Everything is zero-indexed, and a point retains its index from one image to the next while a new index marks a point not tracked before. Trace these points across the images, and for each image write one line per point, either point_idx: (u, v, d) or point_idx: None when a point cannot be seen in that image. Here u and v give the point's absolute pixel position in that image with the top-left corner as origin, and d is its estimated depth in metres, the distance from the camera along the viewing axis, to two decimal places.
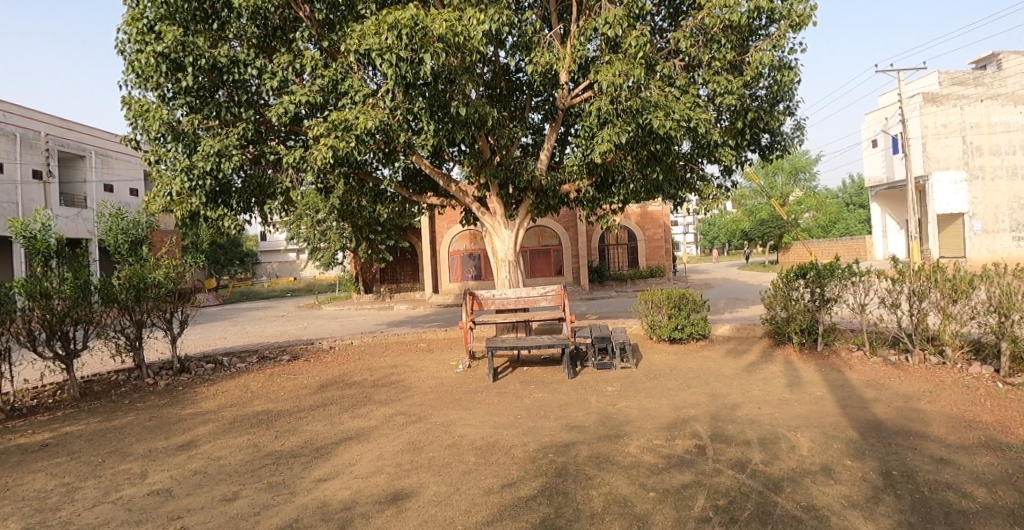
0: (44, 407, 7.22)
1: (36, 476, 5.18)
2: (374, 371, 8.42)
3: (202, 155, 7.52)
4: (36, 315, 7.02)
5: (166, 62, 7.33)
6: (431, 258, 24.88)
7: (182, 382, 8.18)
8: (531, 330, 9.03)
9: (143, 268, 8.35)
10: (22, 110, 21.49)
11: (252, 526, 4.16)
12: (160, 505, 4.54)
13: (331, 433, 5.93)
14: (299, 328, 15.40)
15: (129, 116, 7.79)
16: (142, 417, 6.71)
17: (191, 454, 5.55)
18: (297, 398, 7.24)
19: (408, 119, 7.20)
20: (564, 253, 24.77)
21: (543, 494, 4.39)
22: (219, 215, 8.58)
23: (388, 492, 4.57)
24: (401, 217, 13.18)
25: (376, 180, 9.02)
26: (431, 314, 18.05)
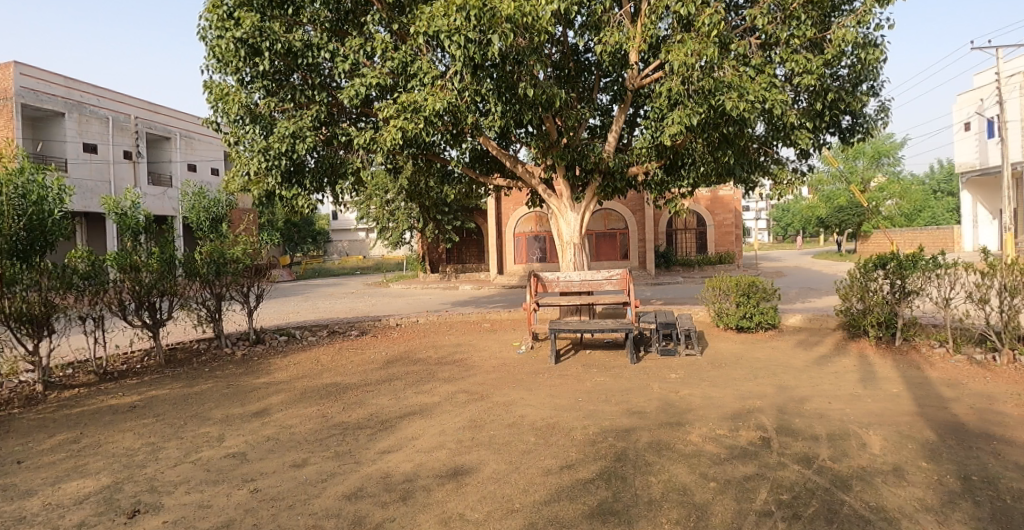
0: (133, 371, 7.77)
1: (125, 434, 5.61)
2: (438, 348, 8.62)
3: (279, 136, 7.81)
4: (126, 286, 7.52)
5: (244, 48, 7.64)
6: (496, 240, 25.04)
7: (257, 353, 8.64)
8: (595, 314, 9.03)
9: (223, 244, 8.74)
10: (113, 95, 22.81)
11: (320, 492, 4.39)
12: (235, 468, 4.85)
13: (396, 407, 6.12)
14: (368, 304, 15.89)
15: (210, 99, 8.19)
16: (220, 384, 7.11)
17: (264, 421, 5.85)
18: (364, 372, 7.51)
19: (475, 101, 7.20)
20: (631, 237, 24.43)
21: (601, 477, 4.39)
22: (293, 194, 8.86)
23: (449, 467, 4.70)
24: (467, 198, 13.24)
25: (443, 161, 9.10)
26: (495, 295, 18.23)
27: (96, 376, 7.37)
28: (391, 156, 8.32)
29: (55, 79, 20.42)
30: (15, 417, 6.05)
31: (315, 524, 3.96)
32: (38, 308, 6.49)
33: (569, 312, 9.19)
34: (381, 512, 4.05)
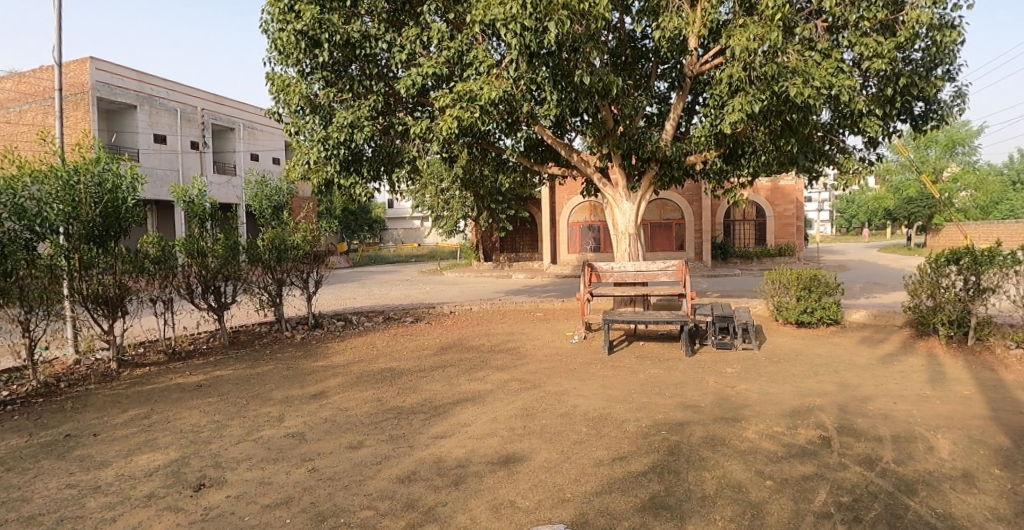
0: (200, 351, 8.15)
1: (191, 412, 5.87)
2: (491, 336, 8.69)
3: (337, 126, 7.98)
4: (194, 270, 7.85)
5: (305, 40, 7.79)
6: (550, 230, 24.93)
7: (316, 336, 8.92)
8: (650, 305, 8.93)
9: (284, 231, 9.06)
10: (183, 88, 23.77)
11: (375, 474, 4.49)
12: (295, 447, 5.02)
13: (449, 394, 6.19)
14: (423, 292, 16.13)
15: (272, 91, 8.44)
16: (280, 366, 7.36)
17: (322, 403, 6.02)
18: (418, 358, 7.64)
19: (531, 89, 7.15)
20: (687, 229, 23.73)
21: (653, 471, 4.33)
22: (351, 183, 9.08)
23: (501, 455, 4.73)
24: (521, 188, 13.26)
25: (499, 150, 9.09)
26: (548, 284, 18.20)
27: (165, 356, 7.74)
28: (447, 146, 8.39)
29: (128, 73, 21.35)
30: (92, 392, 6.42)
31: (369, 504, 4.05)
32: (113, 291, 6.81)
33: (622, 303, 9.10)
34: (434, 496, 4.12)
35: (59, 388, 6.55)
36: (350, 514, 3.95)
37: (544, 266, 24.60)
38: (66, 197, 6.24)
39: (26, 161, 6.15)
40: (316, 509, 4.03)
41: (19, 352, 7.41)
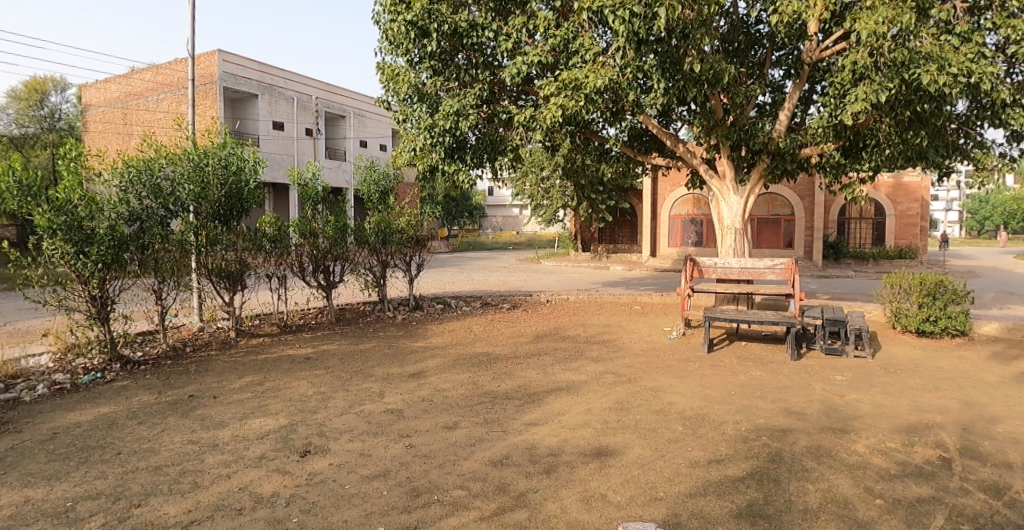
0: (308, 325, 8.63)
1: (300, 382, 6.23)
2: (587, 327, 8.65)
3: (443, 114, 8.15)
4: (306, 250, 8.35)
5: (414, 30, 8.03)
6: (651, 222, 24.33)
7: (416, 318, 9.23)
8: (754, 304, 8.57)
9: (390, 214, 9.37)
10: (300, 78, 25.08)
11: (468, 455, 4.58)
12: (393, 423, 5.21)
13: (543, 382, 6.22)
14: (520, 279, 16.29)
15: (382, 80, 8.76)
16: (382, 344, 7.67)
17: (420, 382, 6.21)
18: (514, 344, 7.73)
19: (638, 77, 7.05)
20: (798, 225, 22.43)
21: (752, 477, 4.13)
22: (455, 169, 9.12)
23: (593, 447, 4.68)
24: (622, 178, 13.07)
25: (602, 139, 8.98)
26: (648, 278, 17.79)
27: (278, 328, 8.31)
28: (551, 135, 8.38)
29: (252, 65, 22.84)
30: (213, 357, 6.98)
31: (461, 485, 4.13)
32: (234, 265, 7.46)
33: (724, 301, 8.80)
34: (525, 482, 4.14)
35: (184, 352, 7.16)
36: (442, 492, 4.04)
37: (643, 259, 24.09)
38: (196, 179, 6.70)
39: (163, 145, 6.71)
40: (410, 484, 4.16)
41: (154, 317, 8.17)
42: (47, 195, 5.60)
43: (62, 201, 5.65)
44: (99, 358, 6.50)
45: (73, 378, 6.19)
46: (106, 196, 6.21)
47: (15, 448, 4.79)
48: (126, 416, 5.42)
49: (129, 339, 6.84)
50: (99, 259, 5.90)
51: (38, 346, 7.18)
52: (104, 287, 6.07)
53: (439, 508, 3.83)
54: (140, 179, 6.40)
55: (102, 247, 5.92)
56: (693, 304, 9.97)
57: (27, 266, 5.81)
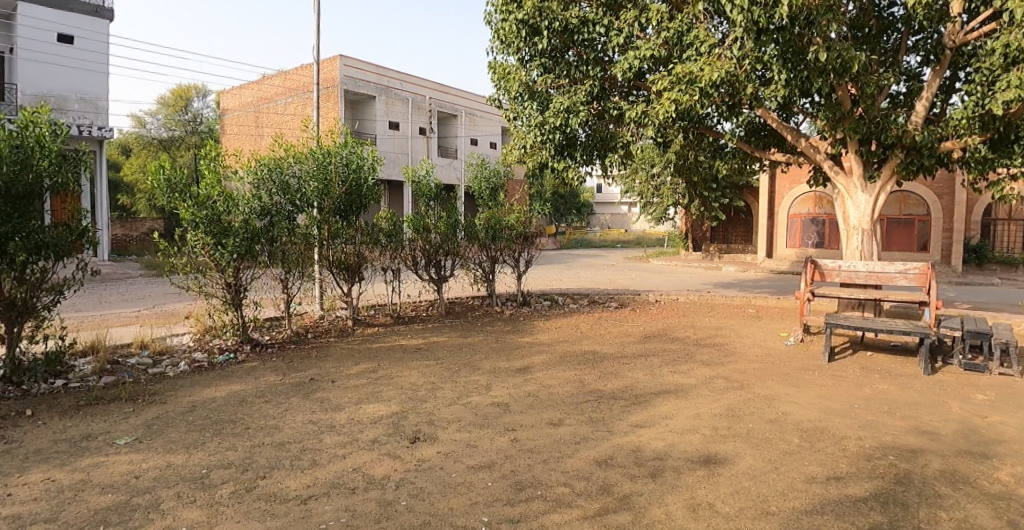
0: (419, 317, 8.97)
1: (411, 371, 6.51)
2: (697, 329, 8.44)
3: (554, 111, 8.30)
4: (420, 245, 8.71)
5: (525, 28, 8.18)
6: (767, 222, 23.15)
7: (523, 313, 9.37)
8: (881, 312, 7.97)
9: (500, 211, 9.57)
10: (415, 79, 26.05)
11: (572, 453, 4.58)
12: (500, 416, 5.32)
13: (651, 384, 6.13)
14: (625, 278, 16.10)
15: (494, 79, 9.04)
16: (490, 338, 7.85)
17: (527, 378, 6.31)
18: (621, 343, 7.68)
19: (756, 68, 6.77)
20: (933, 225, 20.72)
21: (876, 499, 3.83)
22: (564, 167, 9.17)
23: (701, 454, 4.54)
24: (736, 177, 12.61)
25: (716, 134, 8.71)
26: (760, 280, 16.97)
27: (391, 319, 8.71)
28: (663, 131, 8.17)
29: (370, 67, 23.94)
30: (332, 344, 7.44)
31: (564, 482, 4.12)
32: (352, 258, 7.88)
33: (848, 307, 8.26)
34: (630, 484, 4.07)
35: (306, 337, 7.68)
36: (546, 487, 4.05)
37: (761, 260, 23.08)
38: (320, 176, 7.20)
39: (291, 145, 7.27)
40: (515, 478, 4.20)
41: (281, 305, 8.81)
42: (192, 191, 6.16)
43: (203, 197, 6.21)
44: (233, 340, 7.09)
45: (210, 357, 6.81)
46: (241, 192, 6.70)
47: (162, 417, 5.32)
48: (255, 395, 5.87)
49: (258, 324, 7.41)
50: (234, 250, 6.39)
51: (182, 327, 7.94)
52: (238, 276, 6.57)
53: (542, 503, 3.84)
54: (270, 176, 6.90)
55: (236, 239, 6.41)
56: (814, 310, 9.39)
57: (174, 256, 6.41)
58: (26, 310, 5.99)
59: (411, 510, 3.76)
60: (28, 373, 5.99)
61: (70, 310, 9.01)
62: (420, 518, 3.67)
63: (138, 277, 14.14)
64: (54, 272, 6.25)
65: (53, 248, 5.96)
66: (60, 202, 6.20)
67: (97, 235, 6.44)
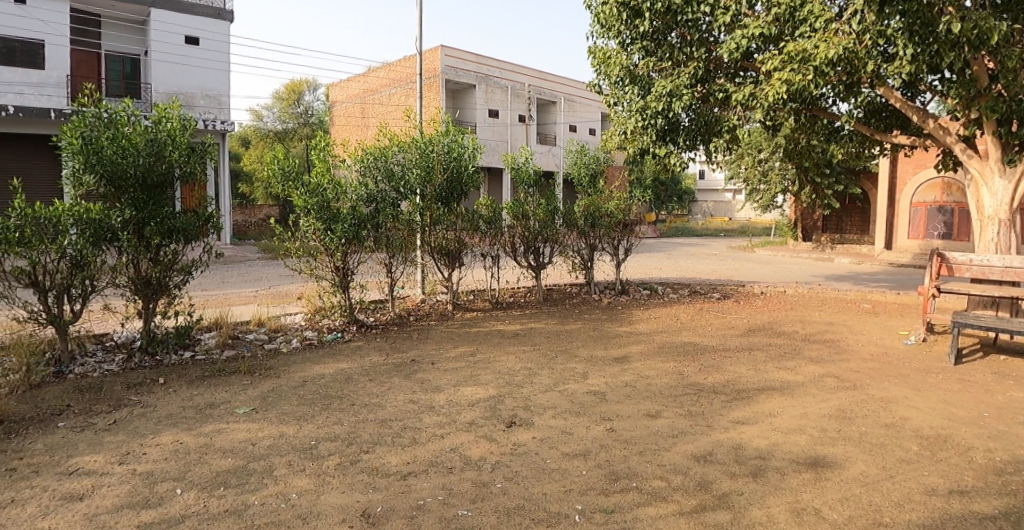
0: (517, 303, 9.08)
1: (509, 355, 6.61)
2: (806, 324, 8.01)
3: (656, 95, 8.12)
4: (519, 231, 8.79)
5: (626, 11, 8.04)
6: (887, 210, 21.51)
7: (622, 302, 9.28)
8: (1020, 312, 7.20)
9: (599, 198, 9.51)
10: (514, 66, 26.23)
11: (669, 446, 4.47)
12: (596, 404, 5.29)
13: (755, 379, 5.89)
14: (729, 268, 15.54)
15: (594, 64, 9.00)
16: (588, 326, 7.83)
17: (624, 367, 6.24)
18: (723, 336, 7.44)
19: (879, 43, 6.32)
20: None
21: (1008, 518, 3.47)
22: (667, 153, 8.89)
23: (807, 455, 4.30)
24: (852, 159, 11.80)
25: (830, 116, 8.18)
26: (878, 273, 15.80)
27: (490, 304, 8.87)
28: (773, 113, 7.77)
29: (467, 57, 24.31)
30: (433, 327, 7.68)
31: (661, 475, 4.03)
32: (453, 244, 8.09)
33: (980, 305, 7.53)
34: (729, 482, 3.92)
35: (408, 320, 7.98)
36: (642, 479, 3.98)
37: (877, 251, 21.56)
38: (422, 163, 7.44)
39: (395, 134, 7.56)
40: (610, 468, 4.16)
41: (386, 289, 9.20)
42: (304, 179, 6.53)
43: (314, 185, 6.58)
44: (340, 320, 7.48)
45: (320, 335, 7.23)
46: (349, 180, 7.01)
47: (276, 390, 5.71)
48: (360, 373, 6.17)
49: (364, 306, 7.76)
50: (342, 235, 6.73)
51: (295, 307, 8.49)
52: (346, 260, 6.92)
53: (637, 496, 3.76)
54: (375, 164, 7.19)
55: (345, 225, 6.74)
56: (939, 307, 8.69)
57: (288, 240, 6.83)
58: (161, 288, 6.58)
59: (506, 493, 3.81)
60: (162, 344, 6.61)
61: (199, 289, 9.86)
62: (514, 501, 3.71)
63: (256, 259, 15.24)
64: (184, 254, 6.82)
65: (183, 232, 6.51)
66: (189, 190, 6.78)
67: (220, 220, 6.96)
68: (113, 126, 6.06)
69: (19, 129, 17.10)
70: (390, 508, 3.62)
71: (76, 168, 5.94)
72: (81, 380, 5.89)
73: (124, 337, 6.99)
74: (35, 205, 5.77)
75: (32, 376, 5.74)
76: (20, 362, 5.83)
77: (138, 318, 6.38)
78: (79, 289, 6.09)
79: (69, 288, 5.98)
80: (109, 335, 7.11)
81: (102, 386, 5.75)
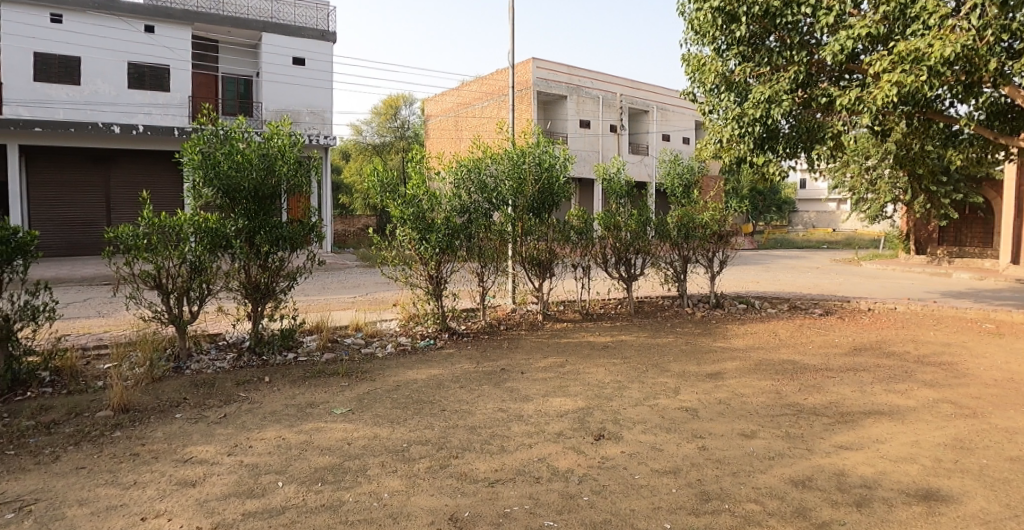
0: (607, 315, 9.00)
1: (598, 368, 6.56)
2: (919, 344, 7.43)
3: (754, 102, 7.84)
4: (610, 243, 8.73)
5: (722, 16, 7.93)
6: (1014, 221, 19.61)
7: (716, 316, 8.99)
8: None
9: (693, 209, 9.29)
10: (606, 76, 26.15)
11: (764, 469, 4.27)
12: (687, 421, 5.14)
13: (860, 401, 5.52)
14: (833, 282, 14.69)
15: (688, 71, 8.85)
16: (680, 340, 7.64)
17: (718, 384, 6.03)
18: (826, 354, 7.03)
19: (1003, 39, 5.85)
20: None
21: None
22: (764, 161, 8.56)
23: (919, 487, 3.97)
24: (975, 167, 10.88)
25: (947, 120, 7.59)
26: (1006, 290, 14.39)
27: (580, 315, 8.86)
28: (881, 117, 7.31)
29: (560, 68, 24.55)
30: (523, 336, 7.76)
31: (755, 498, 3.85)
32: (544, 254, 8.15)
33: None
34: (830, 511, 3.69)
35: (499, 329, 8.12)
36: (734, 502, 3.82)
37: (1002, 265, 19.67)
38: (515, 174, 7.58)
39: (488, 145, 7.77)
40: (700, 487, 4.02)
41: (478, 298, 9.41)
42: (401, 191, 6.80)
43: (411, 196, 6.84)
44: (433, 327, 7.70)
45: (414, 342, 7.49)
46: (443, 191, 7.25)
47: (372, 393, 5.96)
48: (452, 379, 6.33)
49: (456, 314, 7.97)
50: (436, 245, 6.95)
51: (391, 314, 8.83)
52: (439, 269, 7.13)
53: (729, 518, 3.62)
54: (468, 177, 7.40)
55: (439, 235, 6.96)
56: None
57: (385, 249, 7.14)
58: (268, 293, 7.03)
59: (593, 506, 3.77)
60: (268, 345, 7.07)
61: (302, 294, 10.48)
62: (601, 515, 3.67)
63: (356, 267, 16.03)
64: (290, 261, 7.26)
65: (289, 240, 6.97)
66: (294, 202, 7.14)
67: (322, 229, 7.38)
68: (229, 142, 6.54)
69: (145, 145, 18.85)
70: (478, 514, 3.68)
71: (196, 181, 6.46)
72: (196, 376, 6.39)
73: (234, 337, 7.53)
74: (161, 214, 6.33)
75: (154, 370, 6.28)
76: (144, 357, 6.41)
77: (248, 320, 6.85)
78: (196, 292, 6.59)
79: (188, 291, 6.49)
80: (222, 335, 7.68)
81: (214, 382, 6.21)
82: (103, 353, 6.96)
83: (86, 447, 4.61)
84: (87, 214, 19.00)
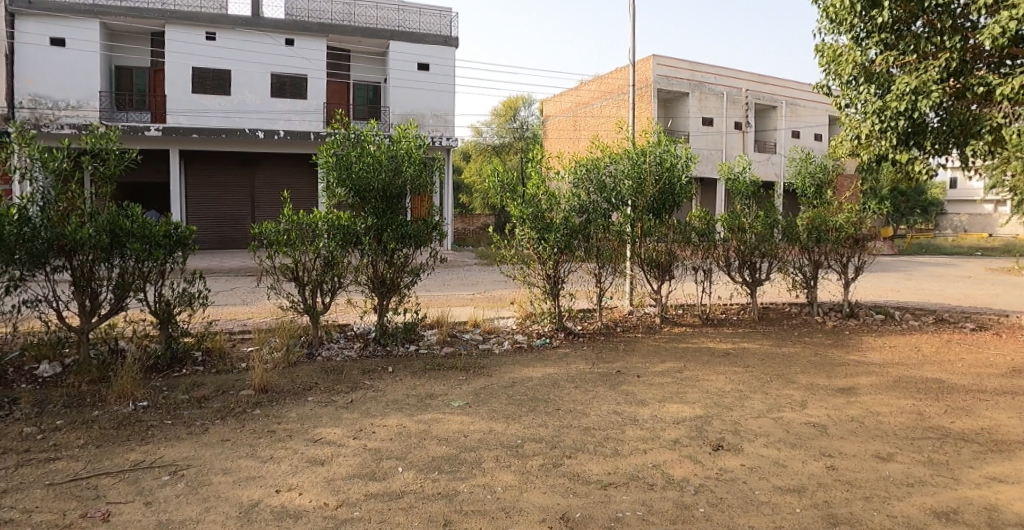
0: (729, 321, 8.62)
1: (717, 375, 6.29)
2: None
3: (897, 94, 7.18)
4: (733, 245, 8.33)
5: (862, 1, 7.33)
6: None
7: (850, 327, 8.32)
8: None
9: (826, 211, 8.67)
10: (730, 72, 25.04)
11: (902, 496, 3.88)
12: (815, 438, 4.80)
13: (1021, 430, 4.87)
14: (990, 294, 13.10)
15: (822, 63, 8.25)
16: (808, 350, 7.15)
17: (851, 400, 5.58)
18: (981, 374, 6.28)
19: None
20: None
21: None
22: (908, 158, 7.71)
23: None
24: None
25: None
26: None
27: (700, 319, 8.55)
28: None
29: (682, 65, 23.85)
30: (639, 339, 7.62)
31: (890, 527, 3.52)
32: (664, 256, 7.95)
33: None
34: None
35: (615, 330, 8.04)
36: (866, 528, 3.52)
37: None
38: (634, 174, 7.45)
39: (606, 145, 7.72)
40: (828, 510, 3.74)
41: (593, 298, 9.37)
42: (521, 191, 6.94)
43: (530, 195, 6.97)
44: (549, 326, 7.75)
45: (530, 340, 7.58)
46: (562, 191, 7.28)
47: (488, 388, 6.11)
48: (566, 379, 6.34)
49: (572, 314, 7.96)
50: (555, 244, 7.02)
51: (507, 311, 9.01)
52: (556, 268, 7.18)
53: None
54: (587, 177, 7.40)
55: (558, 234, 7.01)
56: None
57: (504, 248, 7.29)
58: (393, 287, 7.42)
59: (709, 519, 3.63)
60: (392, 337, 7.46)
61: (424, 290, 10.96)
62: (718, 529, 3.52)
63: (472, 264, 16.56)
64: (414, 257, 7.60)
65: (413, 238, 7.30)
66: (418, 201, 7.46)
67: (445, 228, 7.63)
68: (360, 145, 7.00)
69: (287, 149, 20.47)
70: (589, 516, 3.66)
71: (331, 182, 6.96)
72: (327, 363, 6.89)
73: (361, 328, 8.03)
74: (300, 212, 6.90)
75: (291, 355, 6.84)
76: (283, 342, 7.02)
77: (374, 312, 7.27)
78: (329, 285, 7.11)
79: (321, 283, 7.03)
80: (350, 325, 8.23)
81: (343, 369, 6.66)
82: (246, 338, 7.65)
83: (231, 421, 5.13)
84: (235, 211, 21.11)
